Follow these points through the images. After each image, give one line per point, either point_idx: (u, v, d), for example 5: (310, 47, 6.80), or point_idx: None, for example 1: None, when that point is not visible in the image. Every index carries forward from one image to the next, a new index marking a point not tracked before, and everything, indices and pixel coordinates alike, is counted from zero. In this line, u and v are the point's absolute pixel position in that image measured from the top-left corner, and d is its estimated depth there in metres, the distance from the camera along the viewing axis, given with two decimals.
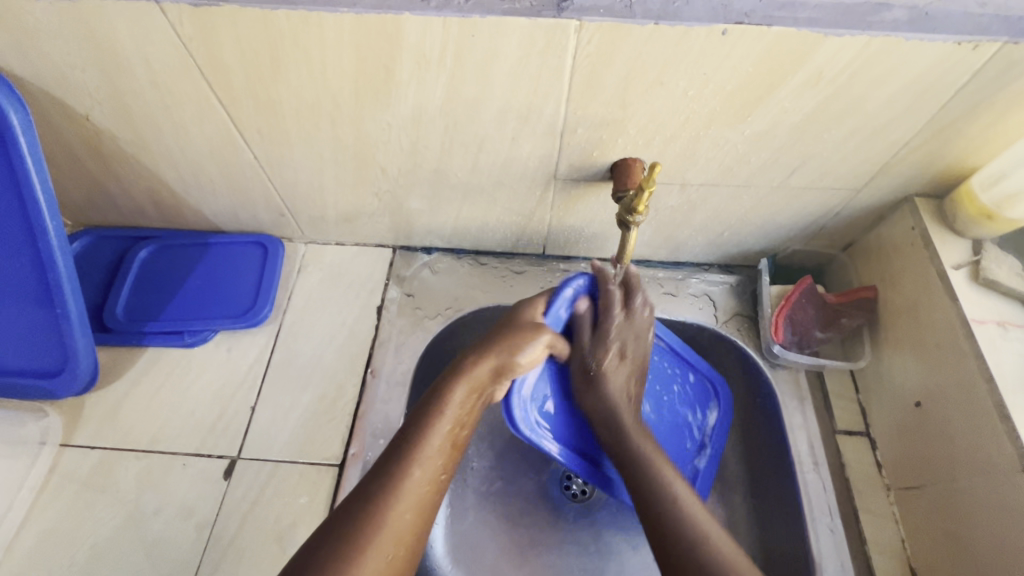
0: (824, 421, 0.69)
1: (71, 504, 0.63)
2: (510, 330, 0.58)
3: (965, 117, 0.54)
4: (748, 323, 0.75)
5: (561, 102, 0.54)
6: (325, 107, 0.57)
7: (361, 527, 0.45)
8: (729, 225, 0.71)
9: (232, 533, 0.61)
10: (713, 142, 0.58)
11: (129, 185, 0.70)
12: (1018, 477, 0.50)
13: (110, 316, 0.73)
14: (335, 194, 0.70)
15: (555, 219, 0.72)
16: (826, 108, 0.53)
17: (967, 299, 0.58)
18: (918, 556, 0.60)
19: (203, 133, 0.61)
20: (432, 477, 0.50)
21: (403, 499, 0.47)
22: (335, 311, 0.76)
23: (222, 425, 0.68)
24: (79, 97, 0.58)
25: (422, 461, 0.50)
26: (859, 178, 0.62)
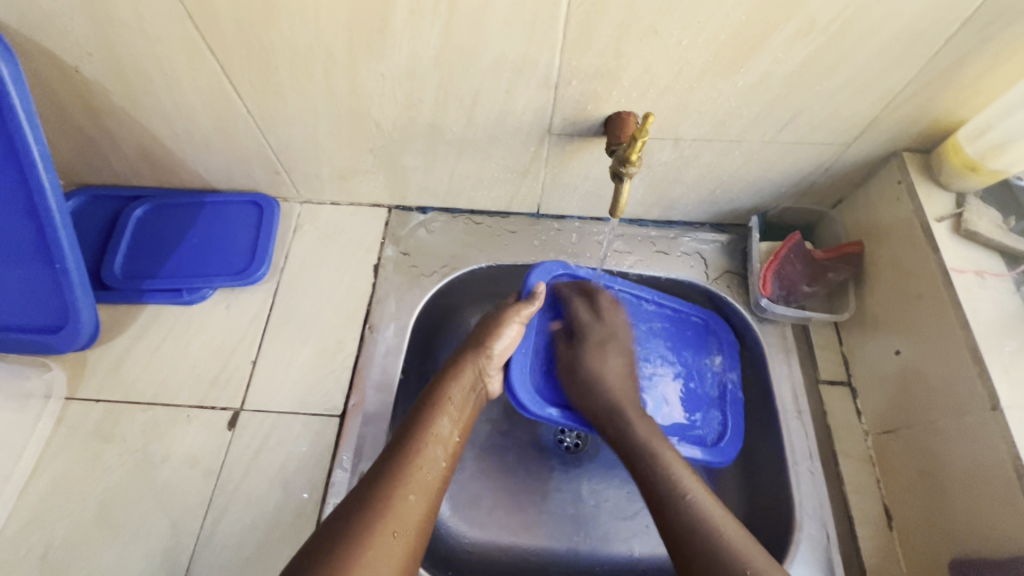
0: (808, 372, 0.71)
1: (80, 454, 0.65)
2: (486, 328, 0.67)
3: (954, 67, 0.54)
4: (737, 280, 0.77)
5: (556, 52, 0.54)
6: (319, 58, 0.57)
7: (378, 511, 0.49)
8: (721, 181, 0.72)
9: (238, 478, 0.63)
10: (706, 94, 0.59)
11: (122, 142, 0.70)
12: (988, 415, 0.52)
13: (108, 274, 0.74)
14: (330, 151, 0.70)
15: (549, 176, 0.72)
16: (818, 58, 0.54)
17: (949, 250, 0.60)
18: (891, 495, 0.63)
19: (196, 86, 0.61)
20: (435, 465, 0.55)
21: (411, 484, 0.52)
22: (332, 269, 0.77)
23: (224, 378, 0.69)
24: (68, 47, 0.57)
25: (425, 450, 0.55)
26: (849, 132, 0.63)
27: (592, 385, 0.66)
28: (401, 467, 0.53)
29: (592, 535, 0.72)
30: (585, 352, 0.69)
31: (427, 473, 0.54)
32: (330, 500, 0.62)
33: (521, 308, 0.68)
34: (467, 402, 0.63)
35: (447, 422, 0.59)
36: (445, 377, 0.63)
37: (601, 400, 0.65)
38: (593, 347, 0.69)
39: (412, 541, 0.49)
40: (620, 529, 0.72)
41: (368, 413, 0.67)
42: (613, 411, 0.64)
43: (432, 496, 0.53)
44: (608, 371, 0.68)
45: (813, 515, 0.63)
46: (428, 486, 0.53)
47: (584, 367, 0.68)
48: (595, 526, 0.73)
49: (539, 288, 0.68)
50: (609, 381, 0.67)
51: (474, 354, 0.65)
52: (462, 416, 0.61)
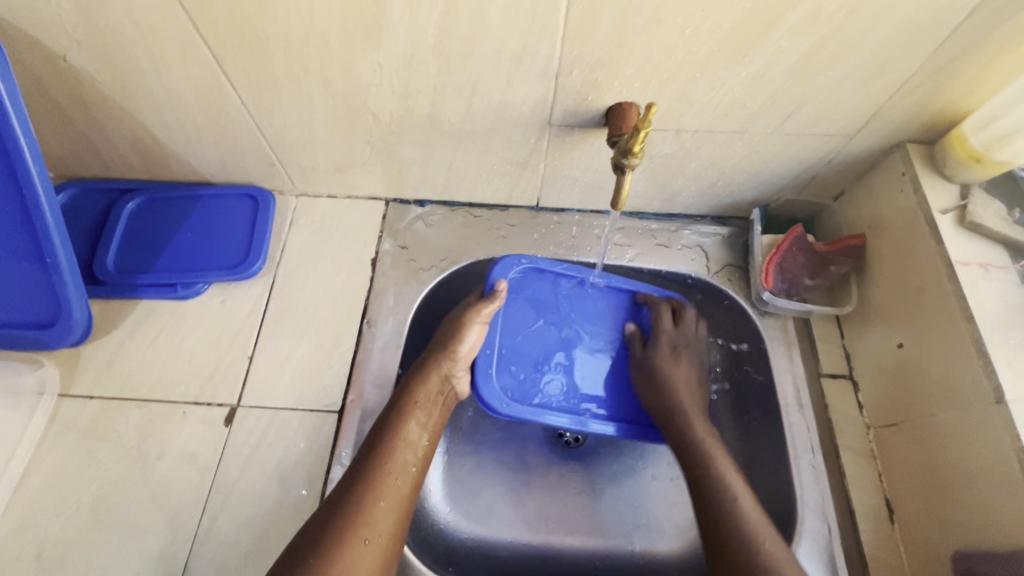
0: (809, 365, 0.71)
1: (74, 451, 0.64)
2: (449, 331, 0.67)
3: (961, 56, 0.54)
4: (738, 273, 0.77)
5: (557, 41, 0.53)
6: (315, 47, 0.55)
7: (350, 521, 0.50)
8: (723, 173, 0.71)
9: (235, 475, 0.62)
10: (709, 85, 0.58)
11: (113, 133, 0.69)
12: (991, 408, 0.52)
13: (101, 269, 0.72)
14: (326, 143, 0.69)
15: (549, 169, 0.71)
16: (824, 47, 0.53)
17: (953, 242, 0.59)
18: (893, 488, 0.63)
19: (188, 75, 0.59)
20: (405, 472, 0.56)
21: (382, 492, 0.53)
22: (329, 263, 0.76)
23: (220, 374, 0.68)
24: (56, 36, 0.55)
25: (394, 460, 0.56)
26: (853, 123, 0.62)
27: (659, 394, 0.66)
28: (372, 477, 0.53)
29: (594, 530, 0.72)
30: (658, 354, 0.69)
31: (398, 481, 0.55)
32: (329, 496, 0.61)
33: (481, 307, 0.68)
34: (436, 407, 0.63)
35: (415, 427, 0.60)
36: (415, 382, 0.63)
37: (664, 406, 0.65)
38: (667, 354, 0.69)
39: (386, 548, 0.50)
40: (622, 523, 0.72)
41: (367, 408, 0.66)
42: (676, 416, 0.64)
43: (403, 502, 0.54)
44: (676, 376, 0.67)
45: (814, 509, 0.63)
46: (398, 493, 0.54)
47: (660, 368, 0.67)
48: (596, 521, 0.72)
49: (499, 286, 0.69)
50: (676, 386, 0.66)
51: (439, 357, 0.65)
52: (432, 420, 0.62)
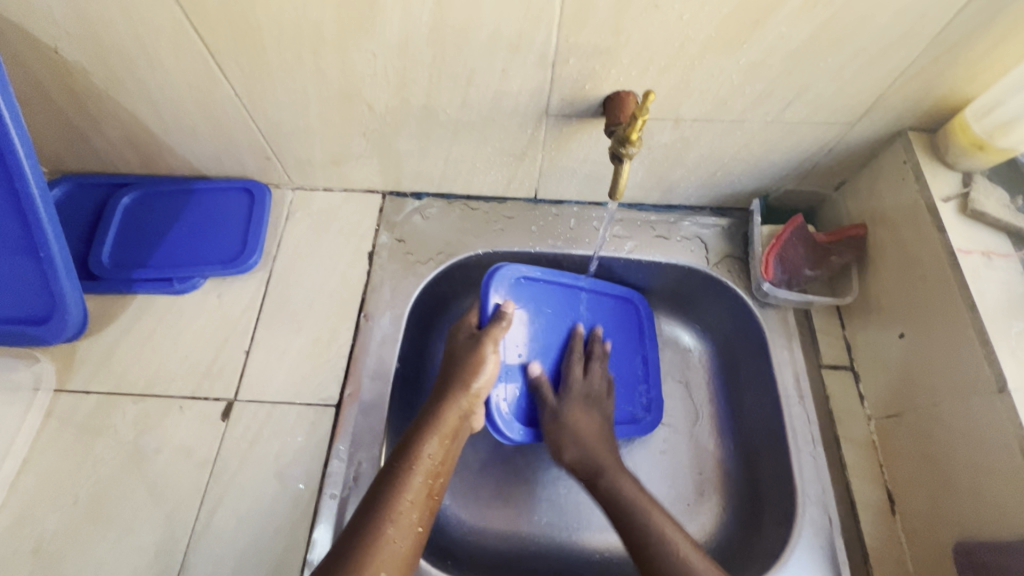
0: (810, 356, 0.71)
1: (71, 446, 0.63)
2: (463, 366, 0.64)
3: (964, 41, 0.53)
4: (738, 264, 0.76)
5: (553, 28, 0.52)
6: (308, 37, 0.55)
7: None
8: (722, 164, 0.70)
9: (233, 470, 0.62)
10: (708, 72, 0.57)
11: (106, 127, 0.68)
12: (994, 397, 0.52)
13: (96, 263, 0.72)
14: (321, 135, 0.68)
15: (546, 160, 0.71)
16: (824, 33, 0.52)
17: (955, 231, 0.59)
18: (894, 479, 0.62)
19: (180, 67, 0.59)
20: (410, 533, 0.52)
21: (381, 549, 0.49)
22: (325, 257, 0.75)
23: (216, 368, 0.68)
24: (46, 27, 0.55)
25: (397, 519, 0.51)
26: (854, 111, 0.62)
27: (580, 445, 0.64)
28: (371, 534, 0.50)
29: (593, 524, 0.72)
30: (572, 404, 0.67)
31: (397, 540, 0.51)
32: (327, 490, 0.61)
33: (492, 329, 0.66)
34: (446, 452, 0.59)
35: (421, 481, 0.55)
36: (423, 427, 0.59)
37: (587, 466, 0.63)
38: (581, 402, 0.68)
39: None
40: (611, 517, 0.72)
41: (364, 402, 0.66)
42: (601, 476, 0.62)
43: (403, 563, 0.50)
44: (585, 435, 0.65)
45: (815, 501, 0.62)
46: (396, 555, 0.50)
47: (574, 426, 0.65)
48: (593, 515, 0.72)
49: (507, 307, 0.67)
50: (587, 444, 0.64)
51: (447, 400, 0.61)
52: (441, 471, 0.57)
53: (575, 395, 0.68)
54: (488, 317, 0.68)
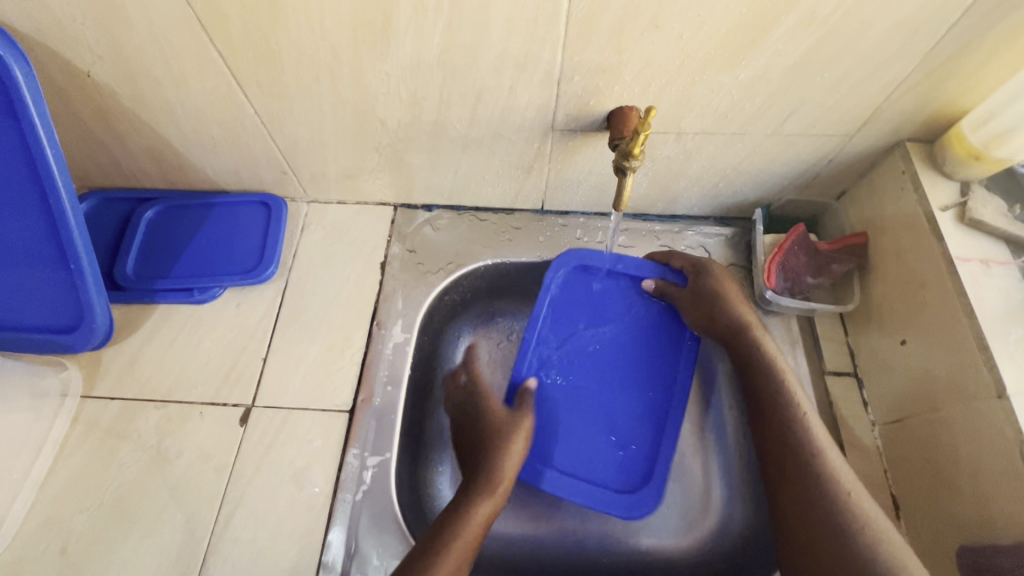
0: (813, 363, 0.71)
1: (96, 450, 0.66)
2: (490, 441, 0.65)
3: (956, 56, 0.54)
4: (742, 273, 0.77)
5: (558, 48, 0.55)
6: (326, 59, 0.58)
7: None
8: (724, 175, 0.72)
9: (251, 473, 0.64)
10: (708, 88, 0.59)
11: (133, 144, 0.71)
12: (994, 403, 0.52)
13: (121, 275, 0.75)
14: (336, 150, 0.71)
15: (553, 173, 0.73)
16: (819, 50, 0.54)
17: (954, 239, 0.60)
18: (898, 484, 0.63)
19: (204, 87, 0.62)
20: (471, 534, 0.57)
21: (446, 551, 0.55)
22: (339, 267, 0.78)
23: (235, 375, 0.70)
24: (81, 53, 0.58)
25: None
26: (852, 123, 0.63)
27: (730, 305, 0.67)
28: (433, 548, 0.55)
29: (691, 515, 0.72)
30: (705, 287, 0.69)
31: (461, 546, 0.56)
32: (342, 493, 0.63)
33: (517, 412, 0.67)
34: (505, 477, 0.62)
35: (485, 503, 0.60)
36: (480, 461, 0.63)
37: (731, 327, 0.66)
38: (710, 291, 0.68)
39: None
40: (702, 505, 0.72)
41: (377, 408, 0.68)
42: (746, 332, 0.65)
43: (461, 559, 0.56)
44: (734, 298, 0.67)
45: None
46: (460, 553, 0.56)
47: (705, 296, 0.68)
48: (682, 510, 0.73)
49: (528, 387, 0.69)
50: (738, 303, 0.67)
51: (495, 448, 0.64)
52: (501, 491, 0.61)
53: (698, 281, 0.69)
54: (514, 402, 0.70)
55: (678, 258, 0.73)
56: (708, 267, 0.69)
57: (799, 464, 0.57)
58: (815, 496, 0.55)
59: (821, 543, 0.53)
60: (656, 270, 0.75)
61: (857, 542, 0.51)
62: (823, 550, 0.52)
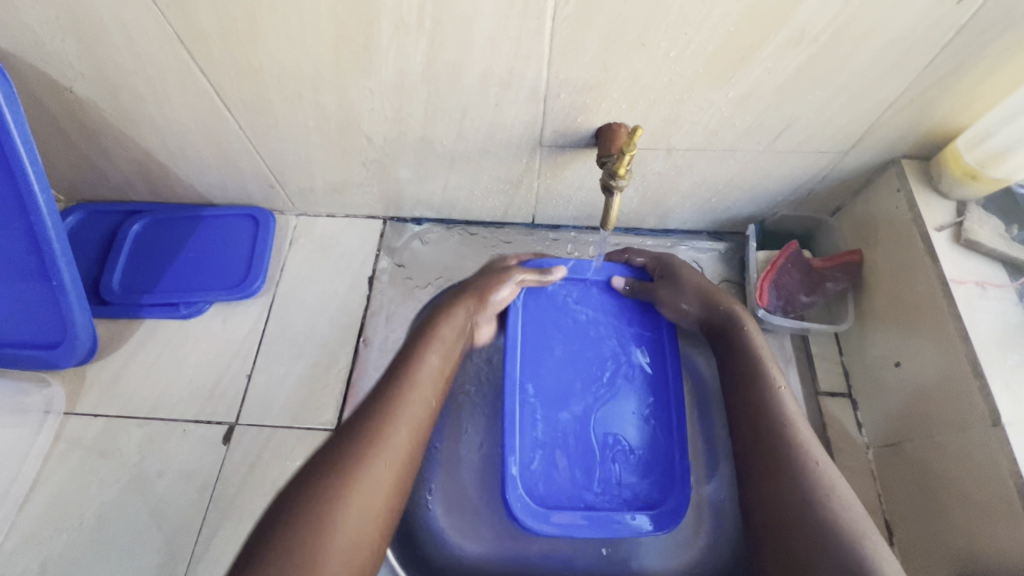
0: (807, 383, 0.70)
1: (78, 468, 0.65)
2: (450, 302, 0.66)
3: (951, 74, 0.53)
4: (735, 289, 0.76)
5: (543, 65, 0.54)
6: (308, 76, 0.57)
7: (360, 454, 0.49)
8: (716, 190, 0.71)
9: (232, 494, 0.63)
10: (697, 105, 0.58)
11: (119, 158, 0.71)
12: (989, 431, 0.51)
13: (107, 290, 0.74)
14: (322, 164, 0.70)
15: (542, 187, 0.72)
16: (809, 68, 0.53)
17: (949, 260, 0.59)
18: (892, 509, 0.61)
19: (187, 103, 0.61)
20: (420, 402, 0.55)
21: (396, 420, 0.53)
22: (327, 282, 0.77)
23: (219, 392, 0.70)
24: (62, 69, 0.58)
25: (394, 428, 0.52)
26: (845, 140, 0.62)
27: (698, 284, 0.68)
28: (380, 419, 0.52)
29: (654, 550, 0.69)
30: (683, 278, 0.69)
31: (424, 388, 0.57)
32: None
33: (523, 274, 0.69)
34: (454, 345, 0.63)
35: (432, 360, 0.60)
36: (432, 330, 0.62)
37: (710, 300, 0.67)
38: (682, 278, 0.69)
39: (398, 474, 0.50)
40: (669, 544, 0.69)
41: None
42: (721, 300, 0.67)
43: (418, 428, 0.54)
44: (709, 286, 0.68)
45: None
46: (413, 421, 0.54)
47: (688, 283, 0.69)
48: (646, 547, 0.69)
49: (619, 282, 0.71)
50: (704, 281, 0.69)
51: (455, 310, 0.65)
52: (449, 356, 0.62)
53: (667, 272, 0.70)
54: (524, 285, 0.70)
55: (638, 255, 0.73)
56: (676, 264, 0.70)
57: (778, 433, 0.55)
58: (791, 466, 0.53)
59: (813, 507, 0.50)
60: (621, 270, 0.73)
61: (845, 509, 0.49)
62: (816, 513, 0.49)
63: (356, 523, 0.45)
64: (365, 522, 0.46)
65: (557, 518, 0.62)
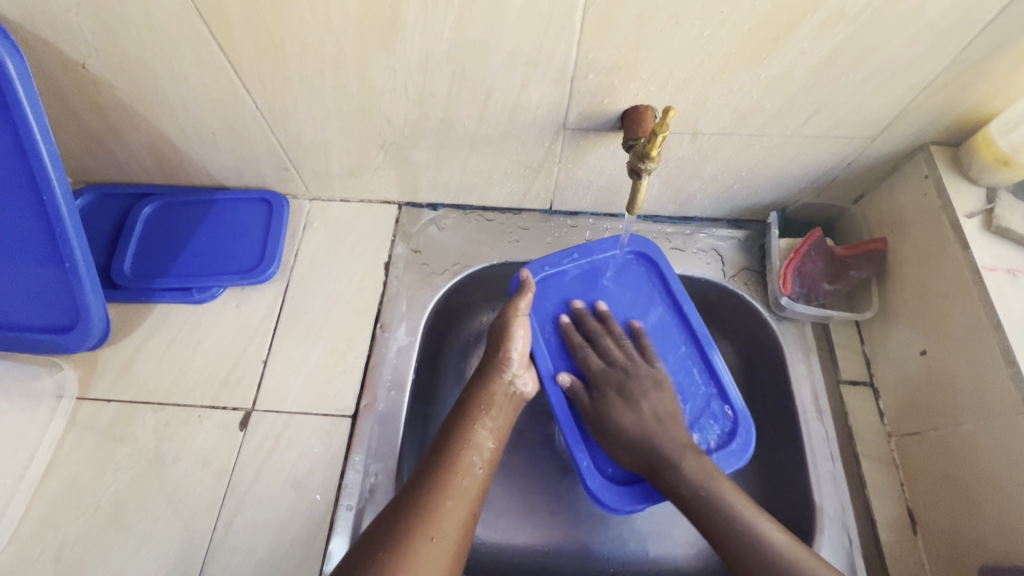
0: (828, 371, 0.70)
1: (92, 453, 0.64)
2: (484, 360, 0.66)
3: (989, 57, 0.52)
4: (755, 277, 0.75)
5: (573, 44, 0.53)
6: (329, 53, 0.55)
7: (414, 532, 0.49)
8: (739, 177, 0.70)
9: (250, 480, 0.63)
10: (727, 87, 0.57)
11: (131, 139, 0.69)
12: (1020, 419, 0.51)
13: (118, 273, 0.73)
14: (339, 147, 0.69)
15: (563, 172, 0.71)
16: (844, 50, 0.52)
17: (979, 247, 0.58)
18: (915, 498, 0.61)
19: (204, 82, 0.60)
20: (472, 474, 0.55)
21: (448, 493, 0.53)
22: (342, 267, 0.76)
23: (235, 377, 0.69)
24: (75, 44, 0.56)
25: (452, 495, 0.53)
26: (874, 126, 0.61)
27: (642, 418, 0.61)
28: (433, 491, 0.52)
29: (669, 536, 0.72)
30: (609, 406, 0.62)
31: (477, 449, 0.57)
32: (344, 500, 0.61)
33: (517, 301, 0.67)
34: (505, 412, 0.63)
35: (482, 430, 0.59)
36: (479, 394, 0.62)
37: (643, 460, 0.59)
38: (616, 400, 0.62)
39: (452, 551, 0.50)
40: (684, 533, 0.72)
41: (380, 413, 0.66)
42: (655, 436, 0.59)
43: (471, 503, 0.54)
44: (646, 417, 0.61)
45: (834, 520, 0.62)
46: (465, 495, 0.54)
47: (617, 425, 0.61)
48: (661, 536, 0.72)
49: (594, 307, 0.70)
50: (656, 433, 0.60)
51: (496, 366, 0.64)
52: (500, 424, 0.61)
53: (608, 388, 0.63)
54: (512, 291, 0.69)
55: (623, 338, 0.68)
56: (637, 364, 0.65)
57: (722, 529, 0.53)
58: (727, 543, 0.52)
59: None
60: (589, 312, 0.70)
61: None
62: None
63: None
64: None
65: (632, 481, 0.63)
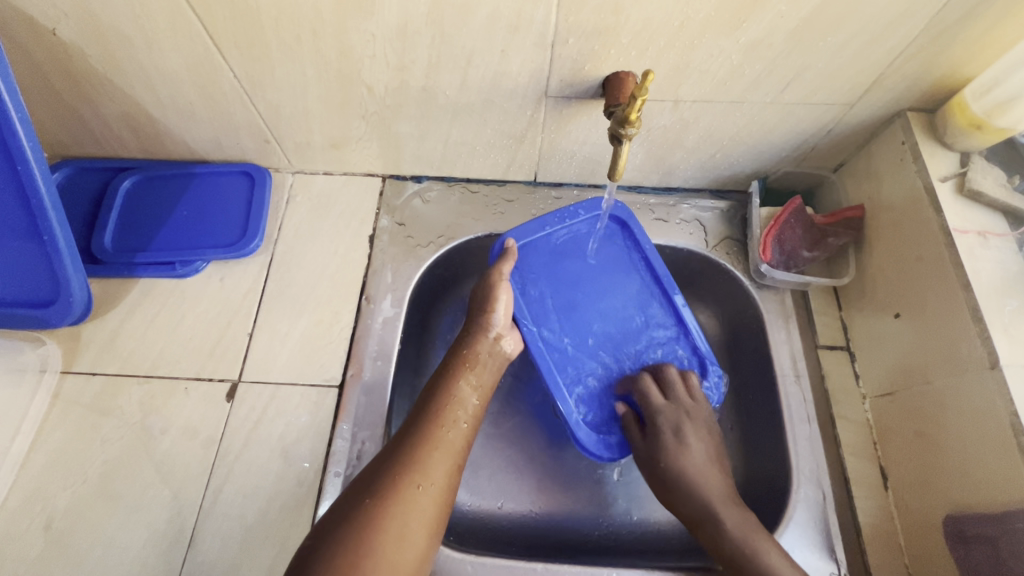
0: (806, 336, 0.71)
1: (79, 426, 0.65)
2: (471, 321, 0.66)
3: (964, 20, 0.53)
4: (737, 246, 0.76)
5: (552, 8, 0.52)
6: (306, 17, 0.54)
7: (401, 475, 0.50)
8: (721, 146, 0.70)
9: (238, 449, 0.63)
10: (707, 52, 0.57)
11: (105, 110, 0.68)
12: (986, 374, 0.53)
13: (98, 248, 0.72)
14: (320, 117, 0.68)
15: (546, 142, 0.71)
16: (823, 13, 0.52)
17: (952, 211, 0.59)
18: (887, 455, 0.63)
19: (179, 48, 0.58)
20: (457, 427, 0.56)
21: (435, 443, 0.54)
22: (326, 241, 0.75)
23: (221, 350, 0.69)
24: (42, 8, 0.54)
25: (440, 444, 0.54)
26: (853, 92, 0.62)
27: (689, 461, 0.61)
28: (420, 441, 0.53)
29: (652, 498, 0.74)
30: (660, 445, 0.62)
31: (462, 403, 0.58)
32: (332, 468, 0.62)
33: (498, 267, 0.68)
34: (489, 368, 0.64)
35: (466, 386, 0.60)
36: (462, 353, 0.63)
37: (691, 511, 0.59)
38: (669, 440, 0.62)
39: (439, 496, 0.51)
40: None
41: (368, 382, 0.67)
42: (705, 519, 0.58)
43: (457, 454, 0.55)
44: (699, 465, 0.61)
45: (810, 477, 0.64)
46: (452, 446, 0.54)
47: (673, 467, 0.61)
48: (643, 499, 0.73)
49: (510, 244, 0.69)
50: (699, 473, 0.60)
51: (480, 326, 0.65)
52: (483, 381, 0.62)
53: (661, 426, 0.63)
54: (494, 257, 0.70)
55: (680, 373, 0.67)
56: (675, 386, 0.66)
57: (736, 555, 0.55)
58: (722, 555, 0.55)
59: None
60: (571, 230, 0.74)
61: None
62: None
63: (398, 536, 0.46)
64: (408, 535, 0.47)
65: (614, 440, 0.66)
